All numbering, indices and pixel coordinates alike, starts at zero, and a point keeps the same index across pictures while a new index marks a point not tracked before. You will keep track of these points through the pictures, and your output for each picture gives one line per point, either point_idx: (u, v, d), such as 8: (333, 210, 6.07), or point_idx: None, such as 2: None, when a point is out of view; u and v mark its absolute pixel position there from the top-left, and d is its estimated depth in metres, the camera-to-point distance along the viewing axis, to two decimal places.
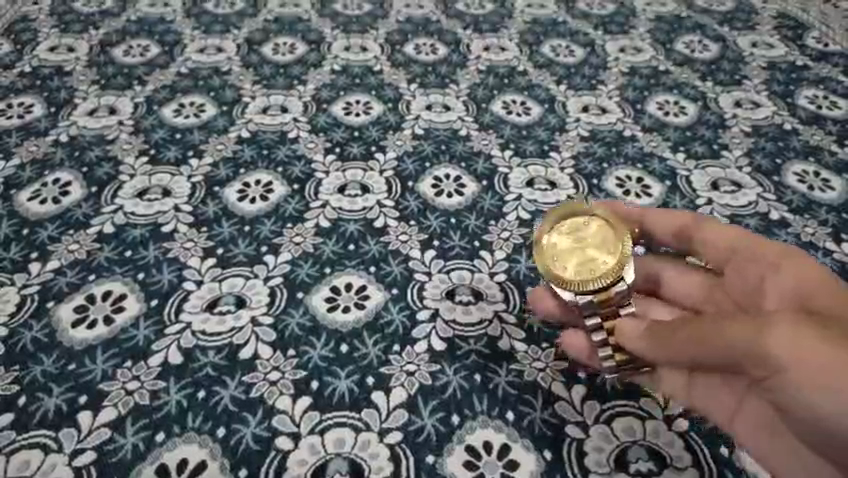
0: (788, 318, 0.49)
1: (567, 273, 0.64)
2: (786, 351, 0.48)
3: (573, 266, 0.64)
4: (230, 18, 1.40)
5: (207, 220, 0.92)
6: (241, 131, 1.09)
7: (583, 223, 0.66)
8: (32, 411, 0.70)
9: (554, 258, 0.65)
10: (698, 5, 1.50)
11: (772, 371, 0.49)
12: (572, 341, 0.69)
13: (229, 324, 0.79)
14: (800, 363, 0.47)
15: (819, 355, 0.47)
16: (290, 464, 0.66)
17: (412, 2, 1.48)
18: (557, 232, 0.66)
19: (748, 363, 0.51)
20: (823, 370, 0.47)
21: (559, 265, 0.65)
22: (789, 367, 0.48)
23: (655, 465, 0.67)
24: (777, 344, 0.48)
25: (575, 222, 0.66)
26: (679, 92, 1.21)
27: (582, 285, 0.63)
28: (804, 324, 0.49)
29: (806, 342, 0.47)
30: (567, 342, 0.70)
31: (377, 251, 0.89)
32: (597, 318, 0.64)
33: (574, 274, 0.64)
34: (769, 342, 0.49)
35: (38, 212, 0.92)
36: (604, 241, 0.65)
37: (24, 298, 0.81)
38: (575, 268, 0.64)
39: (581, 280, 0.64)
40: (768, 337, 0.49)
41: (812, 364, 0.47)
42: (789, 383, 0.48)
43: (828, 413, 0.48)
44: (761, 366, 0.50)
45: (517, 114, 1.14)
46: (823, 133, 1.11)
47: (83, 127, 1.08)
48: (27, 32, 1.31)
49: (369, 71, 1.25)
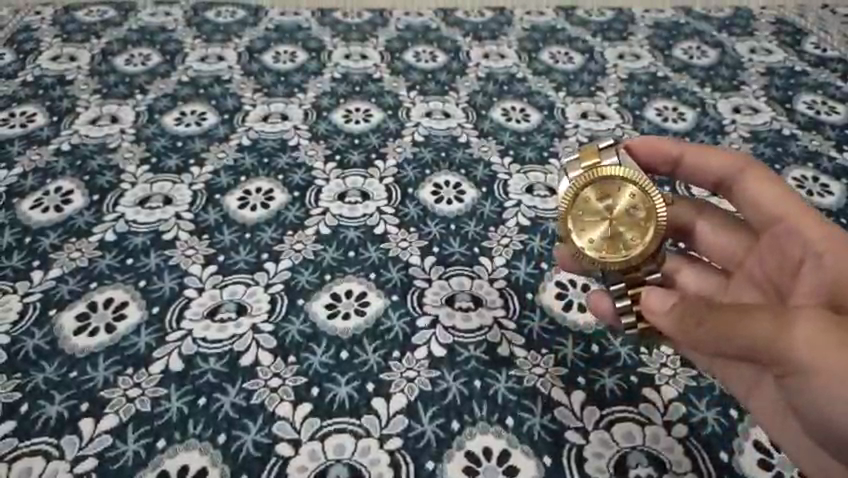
0: (812, 319, 0.49)
1: (591, 246, 0.66)
2: (805, 352, 0.48)
3: (598, 239, 0.66)
4: (231, 27, 1.41)
5: (208, 227, 0.93)
6: (242, 139, 1.09)
7: (614, 191, 0.66)
8: (34, 419, 0.70)
9: (579, 229, 0.66)
10: (696, 12, 1.51)
11: (788, 367, 0.50)
12: (599, 303, 0.71)
13: (230, 331, 0.79)
14: (816, 363, 0.48)
15: (834, 355, 0.47)
16: (290, 471, 0.66)
17: (412, 11, 1.50)
18: (585, 200, 0.66)
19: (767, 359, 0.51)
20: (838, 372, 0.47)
21: (584, 237, 0.66)
22: (804, 365, 0.48)
23: (655, 470, 0.67)
24: (797, 344, 0.48)
25: (606, 190, 0.66)
26: (678, 98, 1.22)
27: (604, 259, 0.66)
28: (828, 327, 0.48)
29: (825, 345, 0.47)
30: (594, 303, 0.71)
31: (378, 257, 0.89)
32: (621, 286, 0.67)
33: (597, 247, 0.66)
34: (788, 341, 0.49)
35: (39, 220, 0.92)
36: (633, 210, 0.66)
37: (25, 305, 0.81)
38: (599, 239, 0.66)
39: (605, 253, 0.66)
40: (789, 338, 0.48)
41: (828, 365, 0.47)
42: (803, 378, 0.50)
43: (835, 409, 0.50)
44: (776, 362, 0.50)
45: (517, 120, 1.15)
46: (822, 138, 1.12)
47: (84, 135, 1.08)
48: (30, 42, 1.32)
49: (368, 79, 1.26)
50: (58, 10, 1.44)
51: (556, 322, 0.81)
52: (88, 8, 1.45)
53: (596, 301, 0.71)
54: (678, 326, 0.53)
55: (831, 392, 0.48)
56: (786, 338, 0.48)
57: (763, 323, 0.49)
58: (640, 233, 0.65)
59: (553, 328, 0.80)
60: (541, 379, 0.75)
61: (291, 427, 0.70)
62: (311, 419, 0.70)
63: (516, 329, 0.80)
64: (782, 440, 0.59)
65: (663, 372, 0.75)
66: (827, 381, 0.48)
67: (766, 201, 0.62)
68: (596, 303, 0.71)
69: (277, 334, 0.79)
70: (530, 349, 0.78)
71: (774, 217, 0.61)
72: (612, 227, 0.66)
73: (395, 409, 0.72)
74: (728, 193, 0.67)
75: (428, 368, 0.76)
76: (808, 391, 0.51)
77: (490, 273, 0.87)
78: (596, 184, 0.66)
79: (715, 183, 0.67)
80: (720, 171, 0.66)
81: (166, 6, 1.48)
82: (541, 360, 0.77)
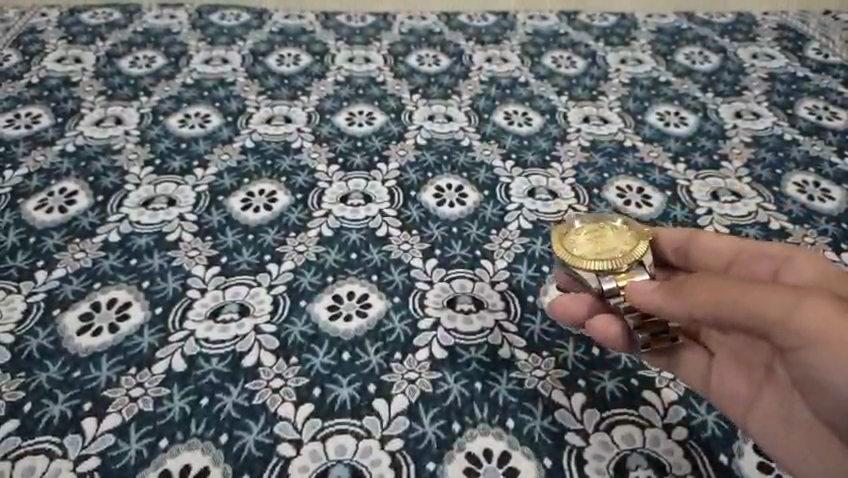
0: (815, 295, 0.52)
1: (587, 258, 0.69)
2: (812, 327, 0.51)
3: (593, 253, 0.70)
4: (235, 30, 1.42)
5: (211, 228, 0.93)
6: (245, 141, 1.10)
7: (599, 225, 0.73)
8: (38, 417, 0.70)
9: (574, 247, 0.71)
10: (699, 18, 1.51)
11: (798, 345, 0.52)
12: (607, 329, 0.69)
13: (233, 331, 0.79)
14: (823, 341, 0.51)
15: (835, 324, 0.50)
16: (291, 471, 0.66)
17: (415, 14, 1.50)
18: (576, 231, 0.73)
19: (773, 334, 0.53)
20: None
21: (579, 252, 0.70)
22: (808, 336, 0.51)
23: (655, 472, 0.67)
24: (802, 316, 0.51)
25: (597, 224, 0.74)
26: (680, 103, 1.22)
27: (600, 266, 0.68)
28: (832, 302, 0.52)
29: (833, 317, 0.51)
30: (601, 333, 0.69)
31: (380, 259, 0.89)
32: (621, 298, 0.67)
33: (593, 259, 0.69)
34: (791, 311, 0.51)
35: (44, 220, 0.93)
36: (620, 234, 0.72)
37: (29, 305, 0.81)
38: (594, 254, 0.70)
39: (601, 261, 0.68)
40: (797, 313, 0.51)
41: (838, 337, 0.50)
42: (807, 352, 0.53)
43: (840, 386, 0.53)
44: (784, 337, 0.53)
45: (519, 124, 1.15)
46: (823, 143, 1.12)
47: (88, 137, 1.09)
48: (35, 44, 1.33)
49: (371, 82, 1.26)
50: (63, 13, 1.45)
51: (557, 325, 0.81)
52: (94, 11, 1.47)
53: (603, 328, 0.69)
54: (667, 296, 0.58)
55: (840, 370, 0.51)
56: (792, 310, 0.51)
57: (771, 295, 0.52)
58: (633, 247, 0.70)
59: (554, 330, 0.80)
60: (542, 382, 0.74)
61: (291, 428, 0.70)
62: (311, 419, 0.71)
63: (517, 331, 0.80)
64: (789, 440, 0.62)
65: (664, 375, 0.75)
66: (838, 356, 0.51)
67: (726, 240, 0.70)
68: (605, 326, 0.69)
69: (279, 336, 0.79)
70: (530, 351, 0.78)
71: (743, 247, 0.69)
72: (605, 245, 0.70)
73: (396, 410, 0.72)
74: (686, 258, 0.73)
75: (429, 369, 0.76)
76: (816, 366, 0.53)
77: (491, 277, 0.87)
78: (586, 221, 0.75)
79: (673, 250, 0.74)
80: (678, 236, 0.73)
81: (171, 8, 1.49)
82: (541, 362, 0.76)
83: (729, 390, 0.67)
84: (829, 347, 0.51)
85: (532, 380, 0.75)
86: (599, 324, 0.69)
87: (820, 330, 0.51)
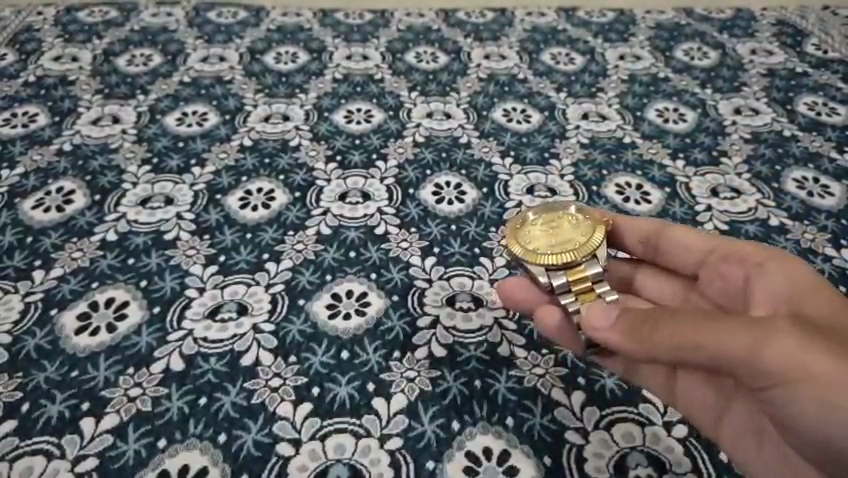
0: (781, 326, 0.54)
1: (538, 253, 0.71)
2: (780, 360, 0.53)
3: (546, 245, 0.72)
4: (233, 28, 1.41)
5: (210, 228, 0.93)
6: (243, 139, 1.09)
7: (554, 218, 0.75)
8: (36, 418, 0.70)
9: (528, 240, 0.73)
10: (698, 14, 1.51)
11: (770, 377, 0.54)
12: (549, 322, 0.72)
13: (231, 330, 0.79)
14: (795, 367, 0.53)
15: (802, 353, 0.52)
16: (290, 470, 0.66)
17: (414, 11, 1.50)
18: (533, 222, 0.76)
19: (745, 368, 0.55)
20: (815, 371, 0.52)
21: (532, 247, 0.72)
22: (776, 367, 0.53)
23: (655, 470, 0.67)
24: (770, 351, 0.53)
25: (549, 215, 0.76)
26: (679, 100, 1.22)
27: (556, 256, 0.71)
28: (804, 330, 0.54)
29: (798, 348, 0.53)
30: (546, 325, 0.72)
31: (378, 258, 0.89)
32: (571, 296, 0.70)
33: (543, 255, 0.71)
34: (760, 345, 0.53)
35: (41, 220, 0.92)
36: (572, 229, 0.73)
37: (27, 305, 0.81)
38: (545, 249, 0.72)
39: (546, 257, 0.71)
40: (767, 345, 0.53)
41: (806, 365, 0.52)
42: (781, 380, 0.54)
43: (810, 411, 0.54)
44: (755, 371, 0.55)
45: (518, 120, 1.15)
46: (823, 139, 1.11)
47: (85, 135, 1.08)
48: (32, 42, 1.33)
49: (370, 80, 1.26)
50: (60, 11, 1.44)
51: None
52: (91, 9, 1.46)
53: (547, 319, 0.72)
54: (638, 339, 0.58)
55: (812, 395, 0.53)
56: (759, 347, 0.53)
57: (743, 330, 0.54)
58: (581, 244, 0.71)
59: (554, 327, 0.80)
60: (540, 380, 0.74)
61: (291, 425, 0.70)
62: (309, 418, 0.71)
63: (516, 329, 0.80)
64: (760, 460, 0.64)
65: None
66: (805, 387, 0.53)
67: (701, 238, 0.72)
68: (547, 320, 0.72)
69: (278, 335, 0.79)
70: (531, 349, 0.78)
71: (713, 248, 0.71)
72: (555, 240, 0.72)
73: (395, 408, 0.72)
74: (656, 247, 0.76)
75: (427, 367, 0.76)
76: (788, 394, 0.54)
77: (490, 275, 0.87)
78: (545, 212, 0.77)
79: (639, 240, 0.77)
80: (647, 229, 0.76)
81: (169, 6, 1.48)
82: (540, 361, 0.76)
83: (699, 404, 0.68)
84: (803, 379, 0.53)
85: (530, 379, 0.75)
86: (542, 318, 0.72)
87: (791, 364, 0.53)
